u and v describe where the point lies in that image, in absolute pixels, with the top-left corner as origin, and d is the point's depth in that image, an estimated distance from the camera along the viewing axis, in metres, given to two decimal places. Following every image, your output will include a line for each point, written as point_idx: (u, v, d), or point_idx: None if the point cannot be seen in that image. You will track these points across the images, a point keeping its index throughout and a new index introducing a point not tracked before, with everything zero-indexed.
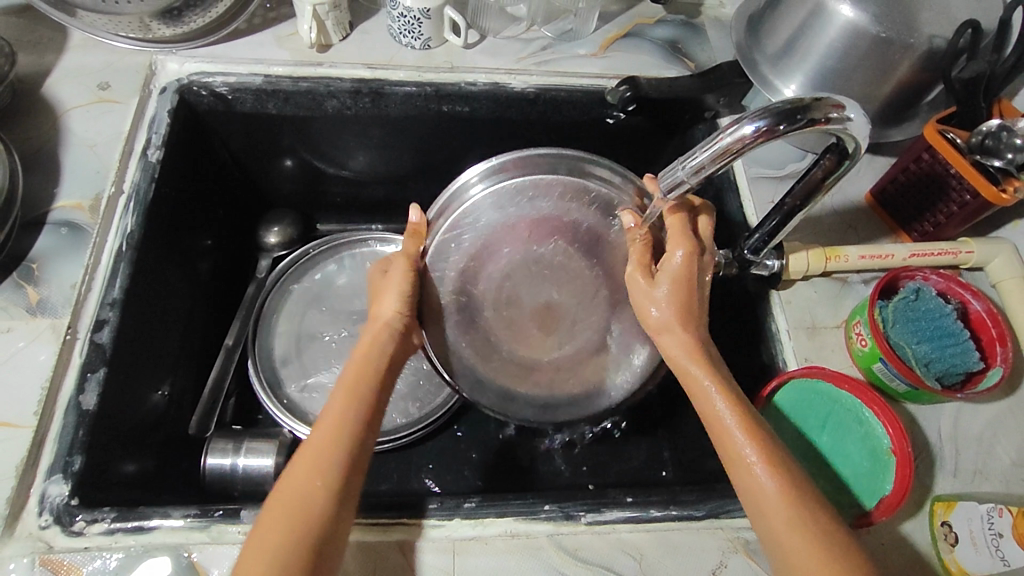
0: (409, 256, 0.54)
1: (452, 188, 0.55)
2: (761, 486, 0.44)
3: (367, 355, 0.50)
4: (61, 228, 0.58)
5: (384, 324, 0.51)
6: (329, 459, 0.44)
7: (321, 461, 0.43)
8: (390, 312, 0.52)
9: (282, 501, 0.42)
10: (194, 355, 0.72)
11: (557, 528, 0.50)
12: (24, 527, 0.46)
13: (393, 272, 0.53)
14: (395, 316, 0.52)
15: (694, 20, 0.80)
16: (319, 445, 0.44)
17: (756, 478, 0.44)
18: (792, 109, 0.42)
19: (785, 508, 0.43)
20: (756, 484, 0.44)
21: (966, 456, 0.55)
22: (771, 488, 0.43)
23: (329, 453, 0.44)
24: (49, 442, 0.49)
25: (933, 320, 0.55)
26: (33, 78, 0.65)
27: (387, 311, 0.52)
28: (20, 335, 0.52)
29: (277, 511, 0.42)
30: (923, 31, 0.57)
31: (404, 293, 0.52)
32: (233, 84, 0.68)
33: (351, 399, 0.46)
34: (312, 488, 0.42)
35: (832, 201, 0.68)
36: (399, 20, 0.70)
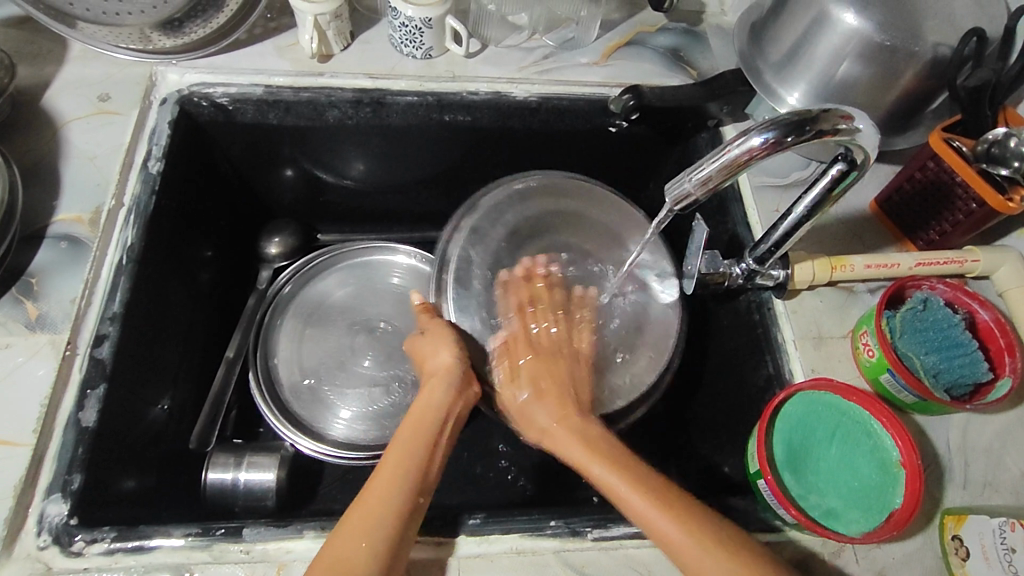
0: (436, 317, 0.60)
1: (436, 263, 0.64)
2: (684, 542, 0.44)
3: (420, 414, 0.53)
4: (61, 241, 0.57)
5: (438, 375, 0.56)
6: (395, 489, 0.46)
7: (384, 491, 0.46)
8: (444, 358, 0.56)
9: (353, 526, 0.44)
10: (194, 368, 0.71)
11: (563, 544, 0.49)
12: (23, 547, 0.45)
13: (438, 326, 0.59)
14: (455, 363, 0.56)
15: (696, 27, 0.80)
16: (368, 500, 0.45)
17: (672, 529, 0.45)
18: (800, 121, 0.41)
19: (706, 549, 0.44)
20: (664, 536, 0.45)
21: (976, 467, 0.55)
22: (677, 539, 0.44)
23: (392, 485, 0.46)
24: (48, 460, 0.48)
25: (941, 330, 0.54)
26: (32, 90, 0.65)
27: (444, 363, 0.56)
28: (18, 350, 0.52)
29: (345, 534, 0.43)
30: (928, 40, 0.57)
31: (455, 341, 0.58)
32: (233, 95, 0.67)
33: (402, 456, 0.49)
34: (358, 544, 0.42)
35: (837, 210, 0.68)
36: (400, 30, 0.69)
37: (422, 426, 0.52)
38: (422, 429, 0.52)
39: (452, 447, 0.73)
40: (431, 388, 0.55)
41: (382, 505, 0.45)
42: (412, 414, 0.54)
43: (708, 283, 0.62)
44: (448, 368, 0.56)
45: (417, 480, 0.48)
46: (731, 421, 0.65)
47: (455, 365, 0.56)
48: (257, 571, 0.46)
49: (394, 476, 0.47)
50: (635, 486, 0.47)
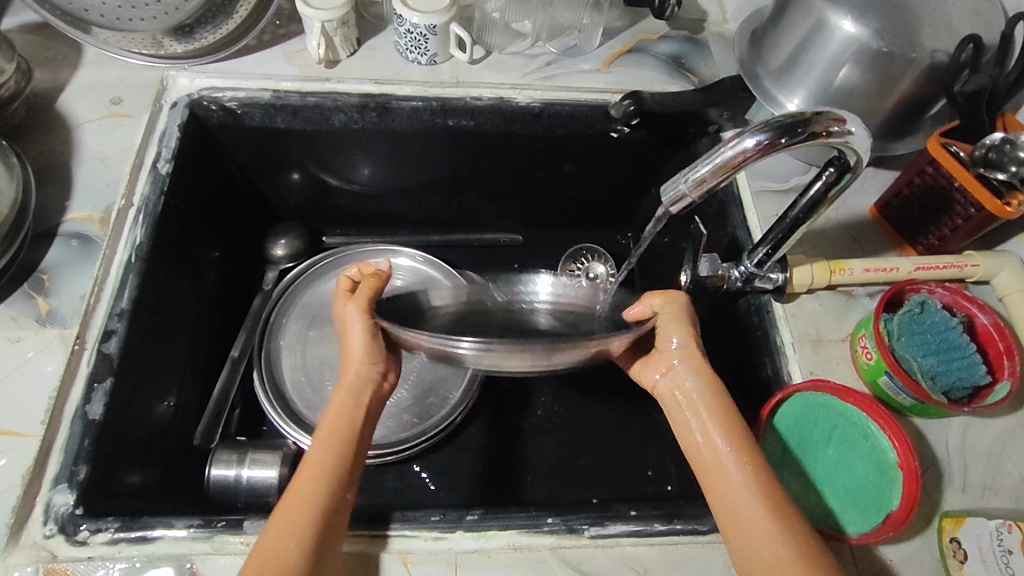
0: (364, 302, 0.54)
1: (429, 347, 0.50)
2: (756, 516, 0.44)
3: (342, 405, 0.50)
4: (72, 239, 0.58)
5: (357, 368, 0.52)
6: (317, 489, 0.45)
7: (312, 486, 0.45)
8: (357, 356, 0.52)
9: (276, 531, 0.43)
10: (200, 365, 0.72)
11: (559, 541, 0.50)
12: (30, 536, 0.46)
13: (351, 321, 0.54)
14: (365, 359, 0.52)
15: (697, 35, 0.81)
16: (294, 510, 0.44)
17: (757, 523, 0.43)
18: (792, 123, 0.42)
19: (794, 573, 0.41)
20: (746, 515, 0.44)
21: (975, 471, 0.55)
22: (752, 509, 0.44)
23: (317, 483, 0.45)
24: (55, 451, 0.49)
25: (939, 333, 0.54)
26: (48, 93, 0.66)
27: (358, 359, 0.52)
28: (29, 344, 0.53)
29: (279, 529, 0.43)
30: (925, 46, 0.57)
31: (368, 339, 0.52)
32: (241, 99, 0.69)
33: (330, 444, 0.48)
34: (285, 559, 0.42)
35: (837, 215, 0.68)
36: (406, 36, 0.71)
37: (346, 416, 0.50)
38: (343, 426, 0.49)
39: (455, 446, 0.74)
40: (342, 389, 0.52)
41: (310, 509, 0.44)
42: (332, 408, 0.51)
43: (706, 285, 0.63)
44: (361, 359, 0.52)
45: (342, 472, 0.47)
46: None
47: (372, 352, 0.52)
48: None
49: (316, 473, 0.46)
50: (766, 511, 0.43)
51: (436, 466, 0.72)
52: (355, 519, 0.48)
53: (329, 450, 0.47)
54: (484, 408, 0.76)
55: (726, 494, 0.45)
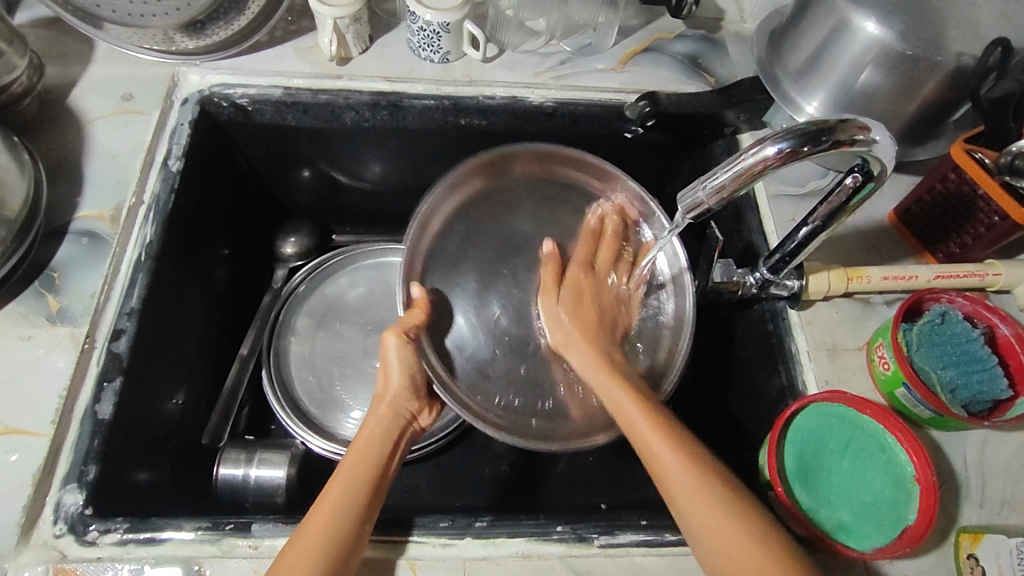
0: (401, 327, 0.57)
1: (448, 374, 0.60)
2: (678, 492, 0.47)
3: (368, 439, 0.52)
4: (83, 237, 0.58)
5: (390, 399, 0.55)
6: (337, 517, 0.45)
7: (330, 516, 0.45)
8: (395, 386, 0.56)
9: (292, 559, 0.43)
10: (209, 365, 0.72)
11: (569, 550, 0.49)
12: (40, 535, 0.46)
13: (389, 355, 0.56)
14: (399, 392, 0.55)
15: (714, 35, 0.80)
16: (314, 534, 0.44)
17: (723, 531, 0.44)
18: (815, 131, 0.41)
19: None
20: (666, 477, 0.48)
21: (994, 485, 0.54)
22: (674, 484, 0.47)
23: (337, 511, 0.45)
24: (65, 449, 0.49)
25: (959, 344, 0.53)
26: (59, 88, 0.66)
27: (393, 390, 0.56)
28: (40, 342, 0.53)
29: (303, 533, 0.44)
30: (950, 49, 0.56)
31: (408, 368, 0.56)
32: (253, 96, 0.69)
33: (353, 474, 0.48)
34: None
35: (855, 220, 0.67)
36: (418, 34, 0.70)
37: (370, 450, 0.51)
38: (366, 460, 0.50)
39: (463, 447, 0.74)
40: (377, 416, 0.54)
41: (339, 511, 0.45)
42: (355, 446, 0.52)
43: (721, 291, 0.62)
44: (393, 391, 0.56)
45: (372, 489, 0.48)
46: (742, 431, 0.65)
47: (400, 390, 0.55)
48: (264, 565, 0.47)
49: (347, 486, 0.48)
50: (720, 511, 0.45)
51: (444, 466, 0.72)
52: None
53: (353, 477, 0.48)
54: None
55: (697, 512, 0.45)
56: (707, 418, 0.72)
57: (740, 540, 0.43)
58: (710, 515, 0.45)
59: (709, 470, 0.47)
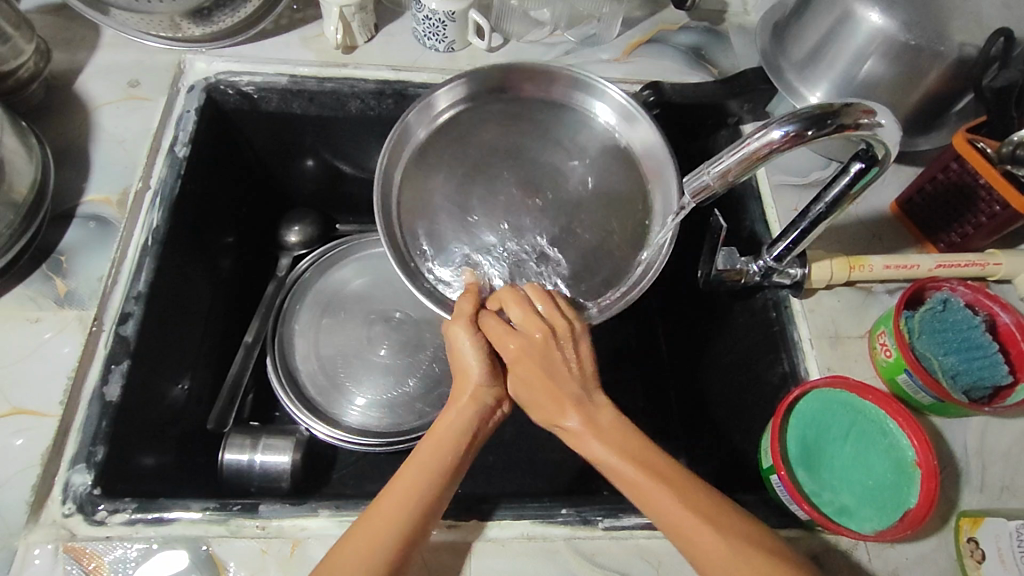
0: (465, 315, 0.52)
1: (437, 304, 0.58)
2: (624, 471, 0.45)
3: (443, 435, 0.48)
4: (90, 221, 0.58)
5: (474, 389, 0.50)
6: (389, 533, 0.43)
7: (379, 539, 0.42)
8: (476, 373, 0.50)
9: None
10: (213, 351, 0.72)
11: (574, 532, 0.49)
12: (49, 514, 0.46)
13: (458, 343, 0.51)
14: (485, 381, 0.50)
15: (718, 27, 0.80)
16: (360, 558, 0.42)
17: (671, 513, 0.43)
18: (820, 115, 0.41)
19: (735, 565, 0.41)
20: (602, 460, 0.47)
21: (994, 471, 0.54)
22: (613, 465, 0.46)
23: (389, 531, 0.43)
24: (73, 431, 0.50)
25: (960, 331, 0.54)
26: (66, 74, 0.66)
27: (475, 379, 0.50)
28: (48, 325, 0.53)
29: (346, 555, 0.42)
30: (953, 39, 0.56)
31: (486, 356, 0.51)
32: (258, 84, 0.69)
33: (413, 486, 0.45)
34: None
35: (857, 210, 0.68)
36: (424, 22, 0.70)
37: (445, 448, 0.47)
38: (440, 457, 0.47)
39: None
40: (458, 408, 0.49)
41: (383, 537, 0.42)
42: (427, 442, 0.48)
43: (724, 280, 0.62)
44: (475, 375, 0.50)
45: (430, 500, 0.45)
46: (744, 419, 0.65)
47: (483, 378, 0.50)
48: (272, 546, 0.47)
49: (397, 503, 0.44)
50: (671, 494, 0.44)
51: None
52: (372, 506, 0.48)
53: (414, 487, 0.45)
54: None
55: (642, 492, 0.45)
56: (709, 406, 0.72)
57: (694, 518, 0.43)
58: (668, 500, 0.44)
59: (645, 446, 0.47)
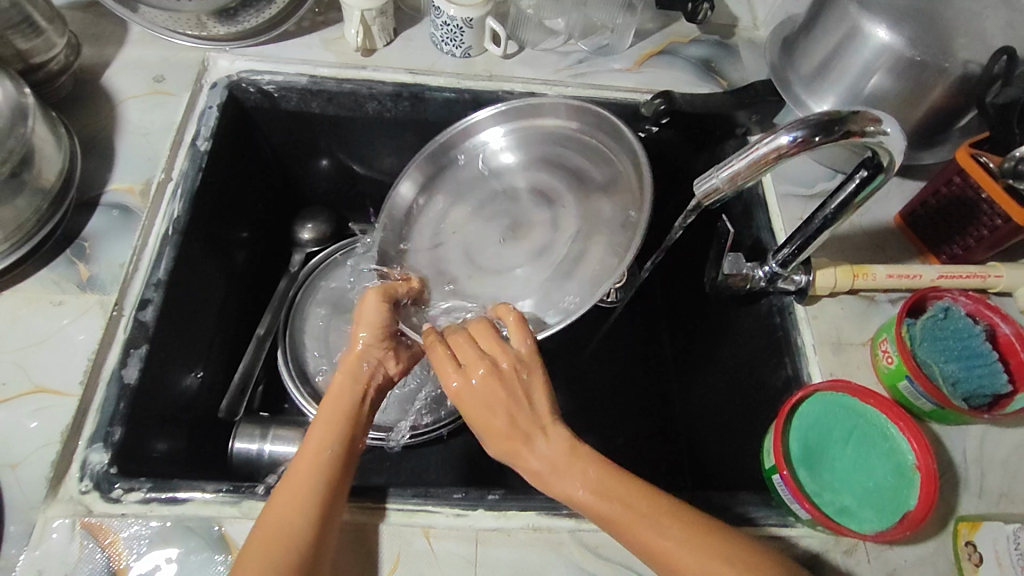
0: (383, 287, 0.56)
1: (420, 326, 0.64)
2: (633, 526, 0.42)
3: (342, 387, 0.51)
4: (113, 209, 0.60)
5: (361, 350, 0.53)
6: (315, 476, 0.45)
7: (299, 485, 0.44)
8: (368, 338, 0.53)
9: (259, 542, 0.42)
10: (227, 341, 0.74)
11: (579, 524, 0.50)
12: (66, 491, 0.47)
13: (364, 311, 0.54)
14: (375, 345, 0.53)
15: (727, 40, 0.82)
16: (282, 513, 0.43)
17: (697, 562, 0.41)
18: (828, 122, 0.43)
19: None
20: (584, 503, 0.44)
21: (993, 478, 0.55)
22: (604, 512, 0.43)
23: (311, 480, 0.45)
24: (92, 411, 0.51)
25: (962, 340, 0.55)
26: (94, 68, 0.68)
27: (365, 342, 0.53)
28: (70, 308, 0.54)
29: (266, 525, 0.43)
30: (958, 56, 0.58)
31: (381, 322, 0.54)
32: (279, 83, 0.71)
33: (329, 429, 0.48)
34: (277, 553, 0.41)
35: (861, 222, 0.69)
36: (442, 29, 0.72)
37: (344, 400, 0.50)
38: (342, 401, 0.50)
39: (471, 433, 0.75)
40: (347, 364, 0.52)
41: (319, 470, 0.45)
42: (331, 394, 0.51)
43: (730, 284, 0.64)
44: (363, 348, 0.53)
45: (348, 437, 0.48)
46: (748, 424, 0.66)
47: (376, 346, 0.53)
48: None
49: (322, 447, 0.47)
50: (682, 535, 0.42)
51: (454, 449, 0.74)
52: (383, 493, 0.50)
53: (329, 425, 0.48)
54: None
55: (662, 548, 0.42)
56: (713, 411, 0.73)
57: (713, 560, 0.41)
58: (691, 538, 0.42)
59: (633, 485, 0.44)
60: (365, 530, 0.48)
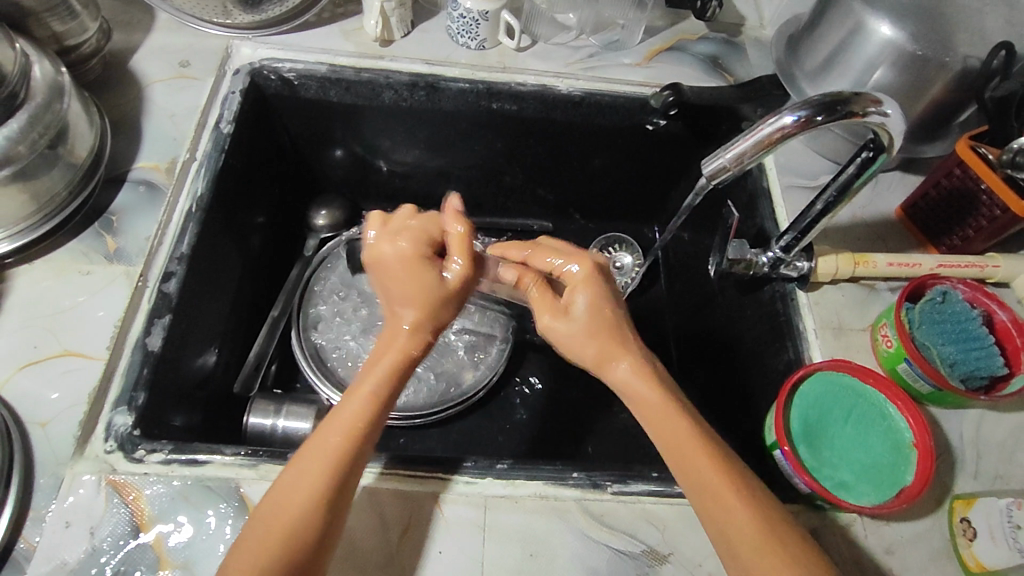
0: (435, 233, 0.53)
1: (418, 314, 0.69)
2: (674, 438, 0.45)
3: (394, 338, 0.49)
4: (140, 186, 0.62)
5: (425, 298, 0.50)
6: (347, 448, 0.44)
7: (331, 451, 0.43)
8: (419, 290, 0.50)
9: (283, 503, 0.41)
10: (242, 321, 0.75)
11: (584, 494, 0.52)
12: (92, 450, 0.49)
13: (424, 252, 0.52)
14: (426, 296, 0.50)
15: (735, 38, 0.84)
16: (312, 477, 0.42)
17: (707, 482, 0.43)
18: (831, 102, 0.45)
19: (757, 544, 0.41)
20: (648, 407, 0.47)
21: (989, 460, 0.57)
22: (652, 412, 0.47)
23: (343, 448, 0.43)
24: (116, 375, 0.53)
25: (958, 323, 0.56)
26: (122, 54, 0.71)
27: (427, 292, 0.50)
28: (98, 278, 0.57)
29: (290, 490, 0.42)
30: (958, 51, 0.60)
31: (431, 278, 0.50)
32: (300, 71, 0.73)
33: (379, 388, 0.46)
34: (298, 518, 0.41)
35: (863, 214, 0.71)
36: (458, 21, 0.75)
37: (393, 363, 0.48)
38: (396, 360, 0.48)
39: (479, 415, 0.77)
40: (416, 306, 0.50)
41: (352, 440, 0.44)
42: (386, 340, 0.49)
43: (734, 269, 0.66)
44: (426, 296, 0.50)
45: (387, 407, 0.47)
46: (750, 408, 0.67)
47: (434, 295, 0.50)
48: None
49: (366, 387, 0.46)
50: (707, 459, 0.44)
51: (462, 430, 0.75)
52: (396, 459, 0.51)
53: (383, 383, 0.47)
54: (509, 382, 0.79)
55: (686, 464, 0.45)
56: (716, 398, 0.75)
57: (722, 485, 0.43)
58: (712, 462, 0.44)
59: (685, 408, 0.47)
60: (377, 494, 0.50)
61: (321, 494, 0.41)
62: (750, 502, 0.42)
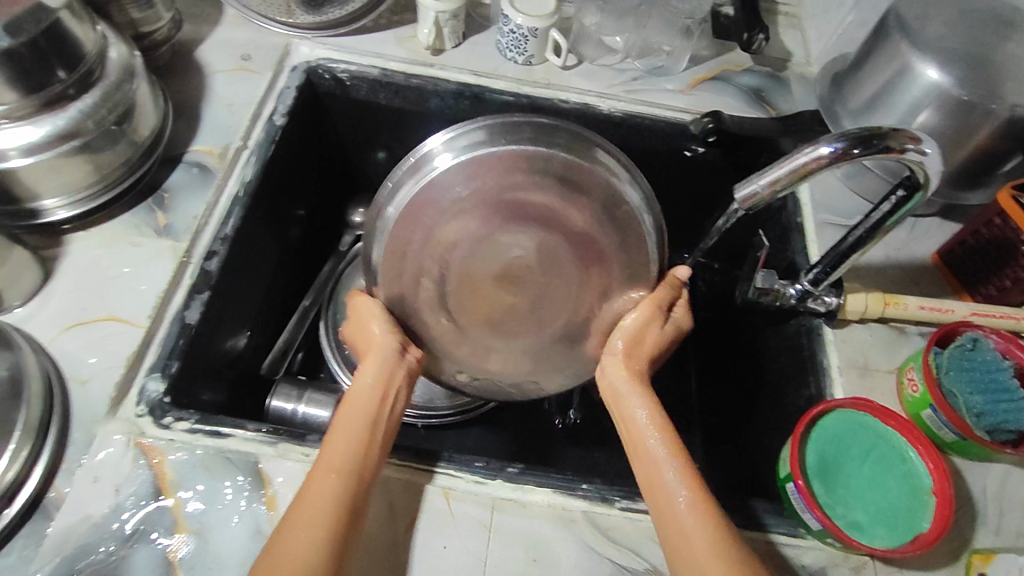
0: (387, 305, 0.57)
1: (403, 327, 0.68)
2: (655, 467, 0.50)
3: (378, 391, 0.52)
4: (193, 168, 0.65)
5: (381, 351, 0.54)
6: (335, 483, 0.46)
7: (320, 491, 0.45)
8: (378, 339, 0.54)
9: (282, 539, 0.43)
10: (274, 308, 0.78)
11: (592, 506, 0.52)
12: (124, 412, 0.51)
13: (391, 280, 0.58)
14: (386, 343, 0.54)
15: (780, 73, 0.85)
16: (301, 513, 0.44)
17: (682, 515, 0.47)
18: (869, 136, 0.45)
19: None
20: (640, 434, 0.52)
21: (1012, 517, 0.55)
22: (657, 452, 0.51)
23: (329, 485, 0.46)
24: (154, 344, 0.55)
25: (988, 372, 0.55)
26: (190, 44, 0.75)
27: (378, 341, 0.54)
28: (146, 250, 0.59)
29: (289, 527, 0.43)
30: (1006, 99, 0.60)
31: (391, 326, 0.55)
32: (353, 72, 0.76)
33: (353, 431, 0.49)
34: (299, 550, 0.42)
35: (898, 257, 0.70)
36: (508, 36, 0.77)
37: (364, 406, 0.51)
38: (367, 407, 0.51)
39: (493, 422, 0.77)
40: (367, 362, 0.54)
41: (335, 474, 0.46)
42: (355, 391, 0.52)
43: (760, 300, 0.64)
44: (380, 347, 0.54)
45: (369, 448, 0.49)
46: (767, 440, 0.67)
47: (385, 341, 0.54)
48: None
49: (337, 458, 0.47)
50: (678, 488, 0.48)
51: (476, 435, 0.76)
52: (409, 452, 0.53)
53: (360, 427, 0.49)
54: None
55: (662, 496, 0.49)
56: (733, 428, 0.75)
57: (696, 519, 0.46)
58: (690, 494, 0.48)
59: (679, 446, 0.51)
60: (389, 484, 0.51)
61: (322, 534, 0.43)
62: (713, 536, 0.45)
